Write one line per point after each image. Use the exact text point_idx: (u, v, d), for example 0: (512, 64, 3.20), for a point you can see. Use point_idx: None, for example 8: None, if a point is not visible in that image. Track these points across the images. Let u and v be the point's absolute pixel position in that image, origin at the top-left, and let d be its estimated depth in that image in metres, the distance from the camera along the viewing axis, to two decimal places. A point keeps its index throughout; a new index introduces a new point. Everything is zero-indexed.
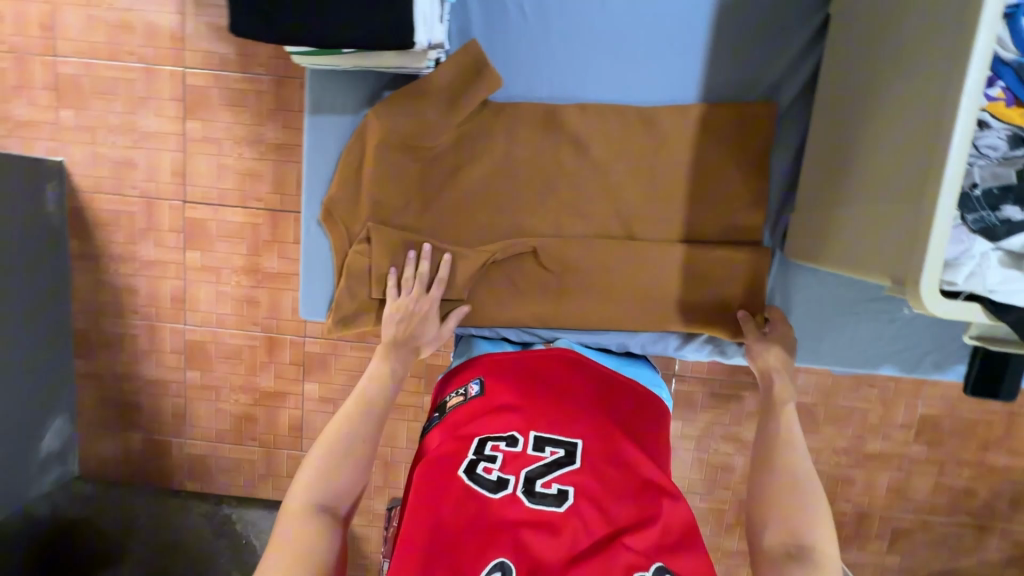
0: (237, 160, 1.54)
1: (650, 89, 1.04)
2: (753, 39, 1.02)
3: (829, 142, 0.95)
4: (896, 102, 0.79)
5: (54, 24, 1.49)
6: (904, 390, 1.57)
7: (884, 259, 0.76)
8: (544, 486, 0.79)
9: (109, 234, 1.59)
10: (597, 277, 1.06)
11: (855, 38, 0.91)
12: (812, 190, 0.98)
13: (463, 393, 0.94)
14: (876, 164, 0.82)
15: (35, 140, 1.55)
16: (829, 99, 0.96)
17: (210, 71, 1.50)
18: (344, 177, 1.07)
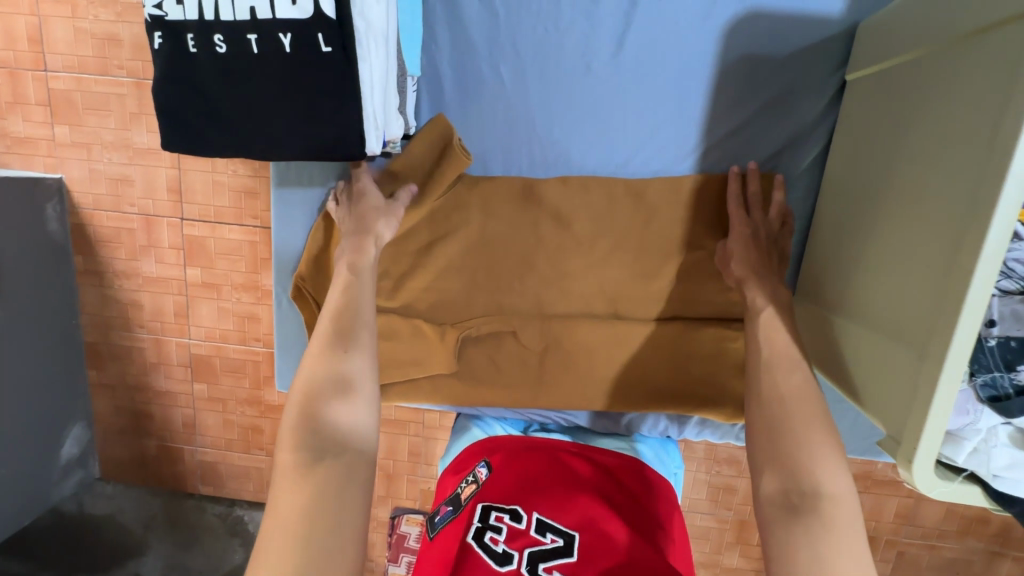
0: (232, 177, 1.51)
1: (642, 153, 1.03)
2: (759, 107, 1.00)
3: (844, 215, 0.96)
4: (928, 198, 0.78)
5: (43, 37, 1.45)
6: None
7: (906, 348, 0.77)
8: (544, 571, 0.75)
9: (111, 251, 1.59)
10: (575, 356, 1.09)
11: (872, 114, 0.91)
12: (832, 272, 0.97)
13: (474, 479, 0.91)
14: (899, 247, 0.82)
15: (33, 156, 1.54)
16: (851, 177, 0.95)
17: None
18: (314, 254, 1.10)
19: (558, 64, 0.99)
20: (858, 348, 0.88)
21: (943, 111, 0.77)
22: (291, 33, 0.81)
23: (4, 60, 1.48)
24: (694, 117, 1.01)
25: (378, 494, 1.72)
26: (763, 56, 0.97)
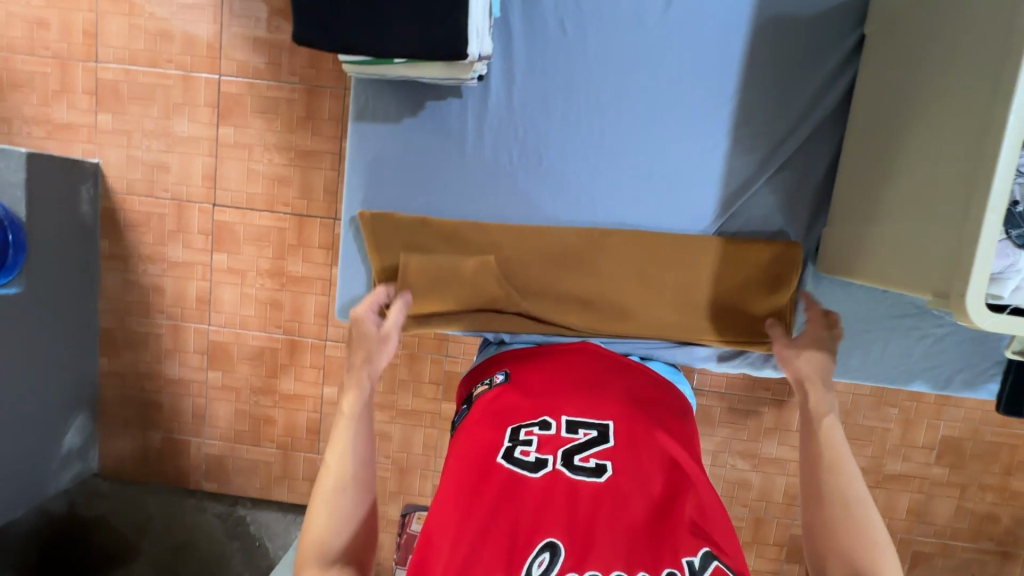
0: (267, 166, 1.57)
1: (690, 107, 0.91)
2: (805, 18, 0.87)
3: (866, 142, 0.84)
4: (958, 97, 0.66)
5: (98, 32, 1.55)
6: (925, 410, 1.55)
7: (922, 270, 0.68)
8: (582, 460, 0.74)
9: (138, 235, 1.63)
10: (637, 286, 0.95)
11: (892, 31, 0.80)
12: (856, 194, 0.84)
13: (489, 382, 0.89)
14: (918, 167, 0.72)
15: (73, 142, 1.60)
16: (875, 90, 0.83)
17: (245, 80, 1.54)
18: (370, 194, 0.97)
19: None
20: (871, 277, 0.78)
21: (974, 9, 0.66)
22: None
23: (57, 52, 1.56)
24: (734, 64, 0.89)
25: (389, 490, 1.69)
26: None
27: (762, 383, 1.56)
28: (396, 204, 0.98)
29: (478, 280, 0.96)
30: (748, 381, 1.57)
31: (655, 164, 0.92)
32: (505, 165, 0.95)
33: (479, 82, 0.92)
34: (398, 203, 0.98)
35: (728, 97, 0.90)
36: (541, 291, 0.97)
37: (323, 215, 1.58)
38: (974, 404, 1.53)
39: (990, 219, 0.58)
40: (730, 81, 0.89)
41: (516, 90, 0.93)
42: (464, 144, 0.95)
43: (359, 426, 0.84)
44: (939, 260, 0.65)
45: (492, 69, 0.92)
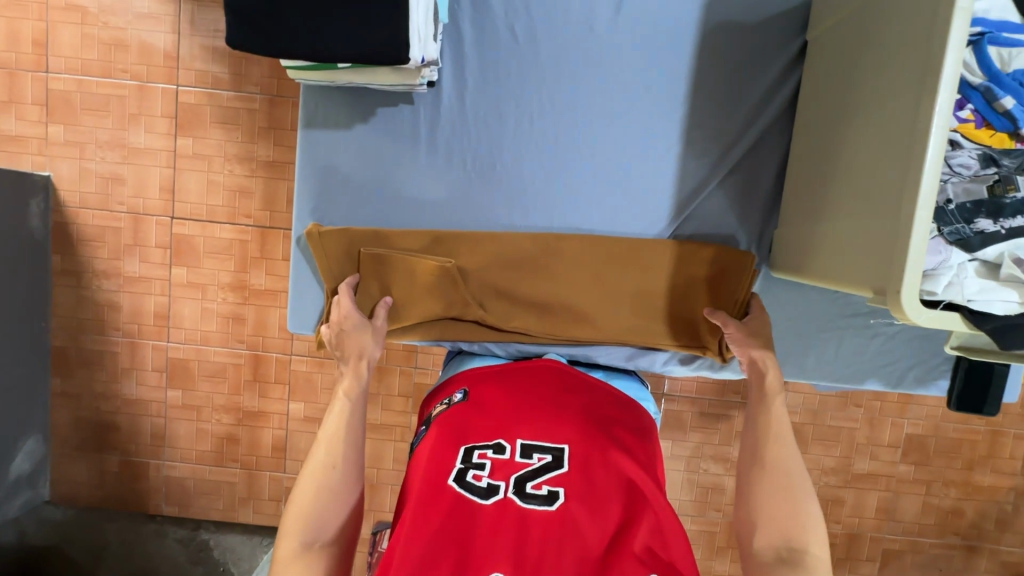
0: (228, 177, 1.54)
1: (641, 113, 0.91)
2: (753, 26, 0.89)
3: (812, 144, 0.85)
4: (890, 100, 0.67)
5: (48, 41, 1.50)
6: (889, 408, 1.58)
7: (860, 270, 0.69)
8: (534, 487, 0.72)
9: (93, 250, 1.57)
10: (591, 291, 0.95)
11: (831, 38, 0.82)
12: (805, 195, 0.85)
13: (447, 401, 0.86)
14: (855, 168, 0.73)
15: (22, 155, 1.54)
16: (819, 94, 0.84)
17: (204, 90, 1.51)
18: (321, 200, 0.96)
19: (565, 4, 0.89)
20: (820, 278, 0.79)
21: (897, 13, 0.68)
22: None
23: (4, 61, 1.51)
24: (683, 71, 0.90)
25: None
26: (758, 5, 0.89)
27: (731, 387, 1.57)
28: (351, 213, 0.96)
29: (436, 289, 0.95)
30: (717, 386, 1.58)
31: (609, 169, 0.93)
32: (460, 172, 0.94)
33: (430, 89, 0.91)
34: (353, 212, 0.96)
35: (678, 102, 0.91)
36: (499, 299, 0.96)
37: (286, 227, 1.55)
38: (934, 401, 1.57)
39: (920, 219, 0.59)
40: (679, 87, 0.91)
41: (469, 97, 0.92)
42: (418, 151, 0.94)
43: (354, 422, 0.83)
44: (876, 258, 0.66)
45: (444, 76, 0.92)
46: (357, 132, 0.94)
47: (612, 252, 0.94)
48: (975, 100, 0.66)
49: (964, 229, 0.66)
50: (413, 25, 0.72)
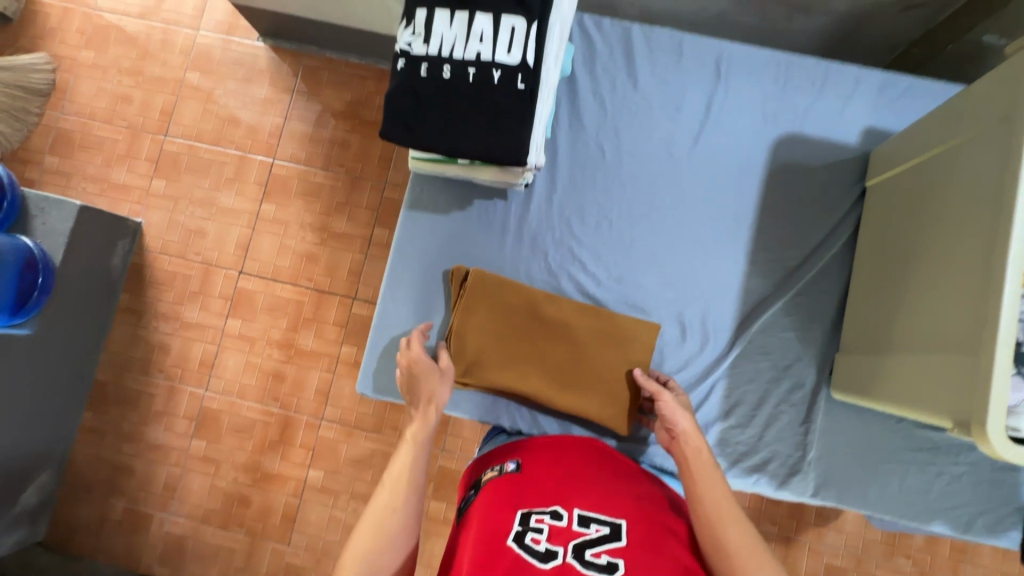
0: (299, 243, 1.66)
1: (712, 229, 0.99)
2: (816, 167, 0.99)
3: (875, 274, 0.90)
4: (964, 242, 0.73)
5: (174, 112, 1.73)
6: (939, 565, 1.46)
7: (939, 400, 0.70)
8: (593, 557, 0.68)
9: (160, 293, 1.67)
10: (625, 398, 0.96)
11: (893, 183, 0.90)
12: (865, 327, 0.88)
13: (498, 468, 0.85)
14: (923, 300, 0.78)
15: (122, 201, 1.70)
16: (881, 230, 0.91)
17: (296, 165, 1.69)
18: (409, 270, 1.01)
19: (650, 130, 1.01)
20: (888, 401, 0.80)
21: (959, 170, 0.76)
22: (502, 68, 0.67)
23: (132, 123, 1.73)
24: (752, 197, 1.00)
25: None
26: (823, 150, 0.99)
27: (769, 515, 1.49)
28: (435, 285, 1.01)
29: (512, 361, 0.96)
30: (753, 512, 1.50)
31: (676, 276, 0.99)
32: (540, 261, 1.01)
33: (526, 188, 1.02)
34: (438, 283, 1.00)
35: (745, 224, 0.99)
36: (600, 382, 0.95)
37: (343, 294, 1.63)
38: (989, 564, 1.45)
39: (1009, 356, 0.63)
40: (748, 213, 1.00)
41: (556, 197, 1.02)
42: (508, 240, 1.01)
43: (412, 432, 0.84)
44: (954, 387, 0.69)
45: (537, 177, 1.03)
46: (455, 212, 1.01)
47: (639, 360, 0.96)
48: None
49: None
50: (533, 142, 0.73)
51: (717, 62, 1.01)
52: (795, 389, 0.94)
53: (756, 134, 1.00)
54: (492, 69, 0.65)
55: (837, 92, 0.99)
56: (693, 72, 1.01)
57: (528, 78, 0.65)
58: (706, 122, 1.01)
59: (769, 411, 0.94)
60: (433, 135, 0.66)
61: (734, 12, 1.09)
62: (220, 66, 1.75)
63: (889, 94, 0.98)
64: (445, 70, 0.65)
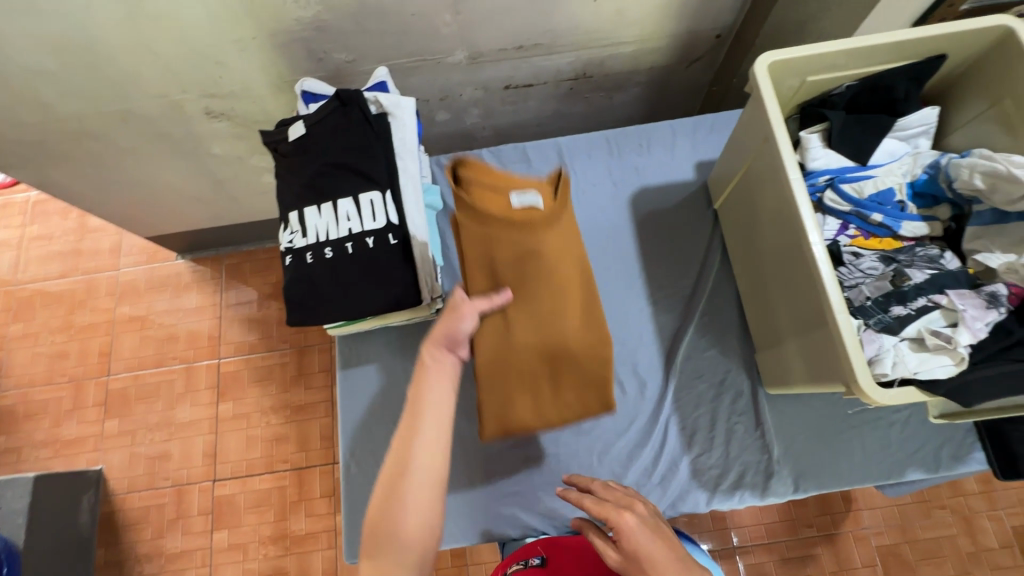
0: (265, 428, 1.66)
1: (603, 293, 0.96)
2: (662, 186, 1.01)
3: (744, 265, 0.89)
4: (777, 218, 0.74)
5: (113, 349, 1.78)
6: (975, 503, 1.46)
7: (822, 371, 0.69)
8: None
9: (137, 533, 1.60)
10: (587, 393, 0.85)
11: (723, 174, 0.92)
12: (761, 321, 0.84)
13: (524, 563, 0.79)
14: (779, 276, 0.76)
15: (79, 454, 1.68)
16: (733, 220, 0.91)
17: (242, 357, 1.74)
18: (347, 416, 0.92)
19: None
20: (805, 384, 0.75)
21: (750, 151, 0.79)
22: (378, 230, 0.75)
23: (73, 375, 1.76)
24: (621, 233, 0.99)
25: None
26: (670, 191, 1.01)
27: (802, 519, 1.47)
28: (375, 454, 0.90)
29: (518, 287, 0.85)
30: (786, 522, 1.48)
31: None
32: (461, 386, 0.93)
33: None
34: (378, 446, 0.90)
35: (630, 261, 0.98)
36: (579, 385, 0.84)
37: (322, 462, 1.62)
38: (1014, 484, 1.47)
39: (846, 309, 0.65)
40: (631, 267, 0.97)
41: None
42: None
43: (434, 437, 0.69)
44: (819, 351, 0.69)
45: None
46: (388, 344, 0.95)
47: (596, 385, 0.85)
48: (854, 222, 0.77)
49: (883, 316, 0.66)
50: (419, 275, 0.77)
51: (557, 153, 1.04)
52: (737, 399, 0.88)
53: (605, 177, 1.02)
54: (366, 237, 0.75)
55: (662, 143, 1.03)
56: (537, 165, 1.04)
57: (398, 233, 0.76)
58: (570, 201, 1.01)
59: (722, 432, 0.87)
60: (339, 307, 0.75)
61: (564, 106, 1.29)
62: (147, 293, 1.83)
63: (705, 128, 1.03)
64: (328, 251, 0.75)
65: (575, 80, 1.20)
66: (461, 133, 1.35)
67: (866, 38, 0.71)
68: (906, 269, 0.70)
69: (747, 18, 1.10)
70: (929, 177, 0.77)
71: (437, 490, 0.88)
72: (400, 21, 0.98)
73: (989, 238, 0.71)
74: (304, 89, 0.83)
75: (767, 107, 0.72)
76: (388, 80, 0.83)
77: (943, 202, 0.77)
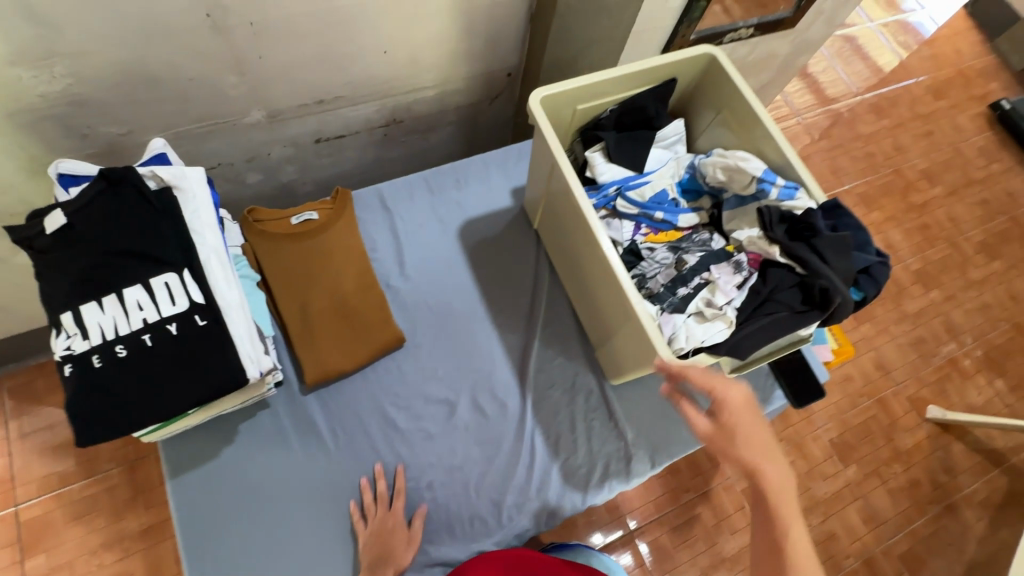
0: (98, 573, 1.36)
1: (450, 327, 0.98)
2: (485, 214, 1.07)
3: (567, 274, 0.97)
4: (578, 227, 0.83)
5: None
6: (801, 428, 1.76)
7: (642, 354, 0.78)
8: None
9: None
10: (380, 332, 0.92)
11: (534, 197, 1.00)
12: (592, 321, 0.93)
13: None
14: (593, 278, 0.85)
15: None
16: (551, 237, 0.99)
17: (49, 494, 1.41)
18: (189, 531, 0.80)
19: None
20: (633, 370, 0.85)
21: (548, 173, 0.87)
22: (180, 313, 0.68)
23: None
24: (457, 265, 1.02)
25: None
26: (493, 218, 1.07)
27: (680, 486, 1.63)
28: (230, 563, 0.79)
29: (305, 270, 0.92)
30: (669, 493, 1.62)
31: (449, 381, 0.94)
32: (321, 458, 0.86)
33: (280, 386, 0.89)
34: (232, 552, 0.80)
35: (470, 290, 1.01)
36: (368, 326, 0.92)
37: None
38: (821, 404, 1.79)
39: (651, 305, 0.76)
40: (472, 297, 1.01)
41: (290, 374, 0.90)
42: (292, 450, 0.86)
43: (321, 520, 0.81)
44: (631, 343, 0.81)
45: (286, 370, 0.90)
46: (227, 436, 0.85)
47: (381, 324, 0.93)
48: (644, 222, 0.89)
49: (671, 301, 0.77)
50: (240, 351, 0.71)
51: (379, 199, 1.04)
52: (589, 397, 0.96)
53: (431, 214, 1.05)
54: (166, 324, 0.67)
55: (478, 177, 1.09)
56: (361, 214, 1.03)
57: (206, 312, 0.69)
58: (400, 245, 1.02)
59: (582, 431, 0.93)
60: (147, 409, 0.66)
61: (384, 152, 1.31)
62: None
63: (514, 158, 1.12)
64: (121, 349, 0.66)
65: (388, 126, 1.22)
66: (280, 191, 1.28)
67: (613, 70, 0.84)
68: (684, 255, 0.83)
69: (531, 57, 1.23)
70: (691, 175, 0.92)
71: None
72: (175, 86, 0.91)
73: (739, 219, 0.85)
74: (59, 172, 0.72)
75: (550, 139, 0.81)
76: (167, 150, 0.77)
77: (704, 194, 0.92)
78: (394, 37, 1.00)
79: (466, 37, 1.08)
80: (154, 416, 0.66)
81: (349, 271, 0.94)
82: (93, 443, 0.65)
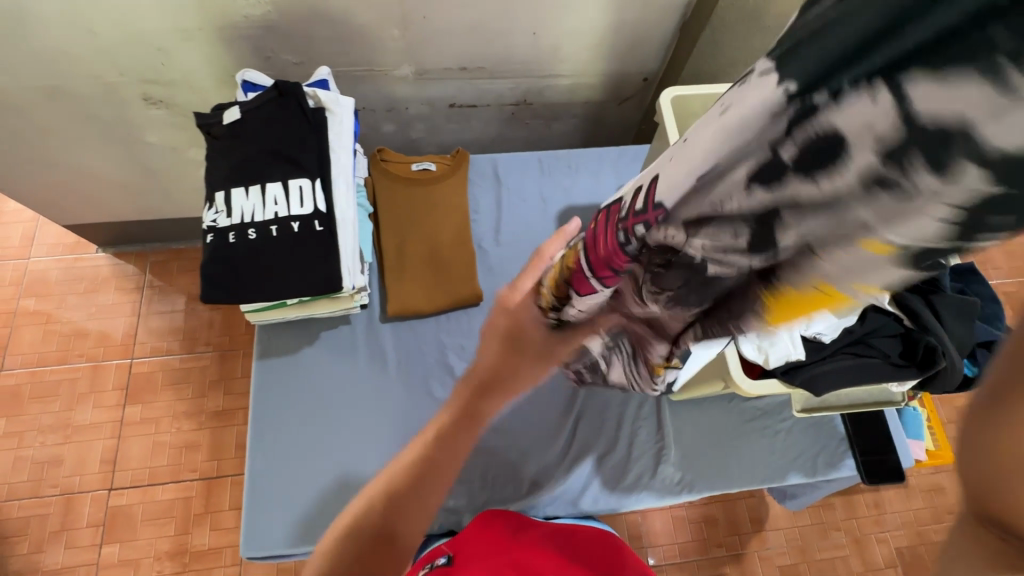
0: (175, 434, 1.56)
1: None
2: (586, 205, 1.09)
3: None
4: None
5: (10, 343, 1.63)
6: (865, 524, 1.59)
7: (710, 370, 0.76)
8: None
9: (14, 546, 1.45)
10: (461, 283, 0.98)
11: None
12: None
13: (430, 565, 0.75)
14: None
15: None
16: None
17: (158, 357, 1.64)
18: (260, 409, 0.90)
19: None
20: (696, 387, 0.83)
21: None
22: (305, 215, 0.77)
23: None
24: None
25: None
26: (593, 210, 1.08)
27: (713, 539, 1.54)
28: (285, 446, 0.89)
29: (412, 213, 1.00)
30: (699, 542, 1.54)
31: None
32: (381, 383, 0.93)
33: (364, 309, 0.97)
34: (289, 438, 0.89)
35: None
36: (453, 276, 0.98)
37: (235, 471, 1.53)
38: (896, 507, 1.60)
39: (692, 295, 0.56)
40: None
41: (375, 301, 0.98)
42: (359, 369, 0.94)
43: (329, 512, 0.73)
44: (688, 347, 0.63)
45: (372, 297, 0.99)
46: (310, 339, 0.94)
47: (464, 275, 0.98)
48: None
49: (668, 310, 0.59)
50: (343, 262, 0.79)
51: (492, 168, 1.10)
52: (642, 404, 0.94)
53: (536, 193, 1.09)
54: (291, 223, 0.77)
55: (589, 168, 1.11)
56: (472, 177, 1.09)
57: (325, 221, 0.78)
58: (500, 214, 1.07)
59: (625, 436, 0.92)
60: (259, 289, 0.76)
61: (507, 129, 1.37)
62: (58, 286, 1.70)
63: (629, 158, 1.13)
64: (252, 233, 0.76)
65: (517, 106, 1.28)
66: (406, 146, 1.39)
67: None
68: None
69: (672, 66, 1.23)
70: None
71: (343, 489, 0.87)
72: (348, 30, 1.03)
73: None
74: (245, 79, 0.85)
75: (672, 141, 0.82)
76: (329, 79, 0.87)
77: None
78: (545, 20, 1.05)
79: (613, 33, 1.10)
80: (262, 294, 0.76)
81: (447, 224, 1.01)
82: (213, 303, 0.76)
